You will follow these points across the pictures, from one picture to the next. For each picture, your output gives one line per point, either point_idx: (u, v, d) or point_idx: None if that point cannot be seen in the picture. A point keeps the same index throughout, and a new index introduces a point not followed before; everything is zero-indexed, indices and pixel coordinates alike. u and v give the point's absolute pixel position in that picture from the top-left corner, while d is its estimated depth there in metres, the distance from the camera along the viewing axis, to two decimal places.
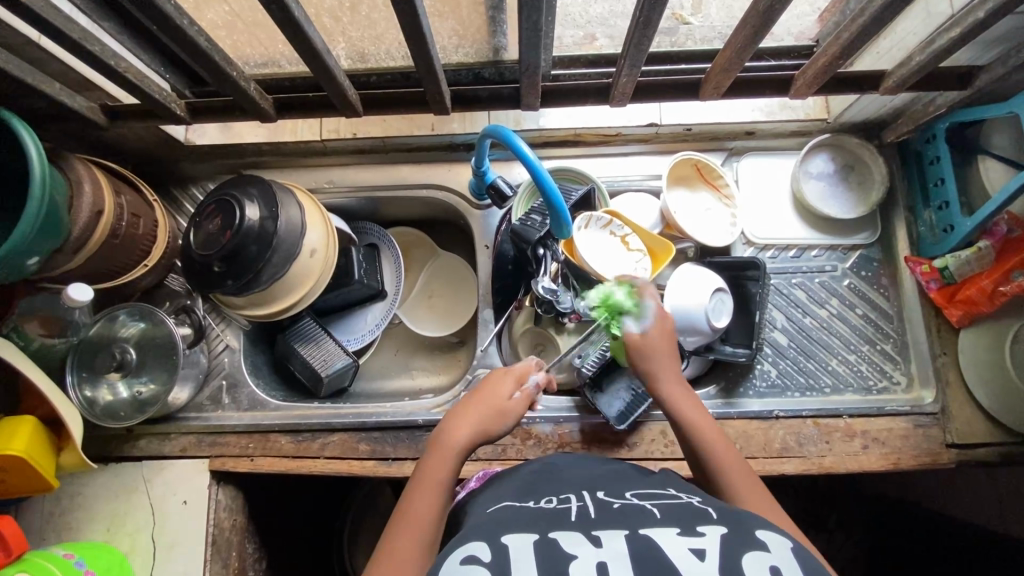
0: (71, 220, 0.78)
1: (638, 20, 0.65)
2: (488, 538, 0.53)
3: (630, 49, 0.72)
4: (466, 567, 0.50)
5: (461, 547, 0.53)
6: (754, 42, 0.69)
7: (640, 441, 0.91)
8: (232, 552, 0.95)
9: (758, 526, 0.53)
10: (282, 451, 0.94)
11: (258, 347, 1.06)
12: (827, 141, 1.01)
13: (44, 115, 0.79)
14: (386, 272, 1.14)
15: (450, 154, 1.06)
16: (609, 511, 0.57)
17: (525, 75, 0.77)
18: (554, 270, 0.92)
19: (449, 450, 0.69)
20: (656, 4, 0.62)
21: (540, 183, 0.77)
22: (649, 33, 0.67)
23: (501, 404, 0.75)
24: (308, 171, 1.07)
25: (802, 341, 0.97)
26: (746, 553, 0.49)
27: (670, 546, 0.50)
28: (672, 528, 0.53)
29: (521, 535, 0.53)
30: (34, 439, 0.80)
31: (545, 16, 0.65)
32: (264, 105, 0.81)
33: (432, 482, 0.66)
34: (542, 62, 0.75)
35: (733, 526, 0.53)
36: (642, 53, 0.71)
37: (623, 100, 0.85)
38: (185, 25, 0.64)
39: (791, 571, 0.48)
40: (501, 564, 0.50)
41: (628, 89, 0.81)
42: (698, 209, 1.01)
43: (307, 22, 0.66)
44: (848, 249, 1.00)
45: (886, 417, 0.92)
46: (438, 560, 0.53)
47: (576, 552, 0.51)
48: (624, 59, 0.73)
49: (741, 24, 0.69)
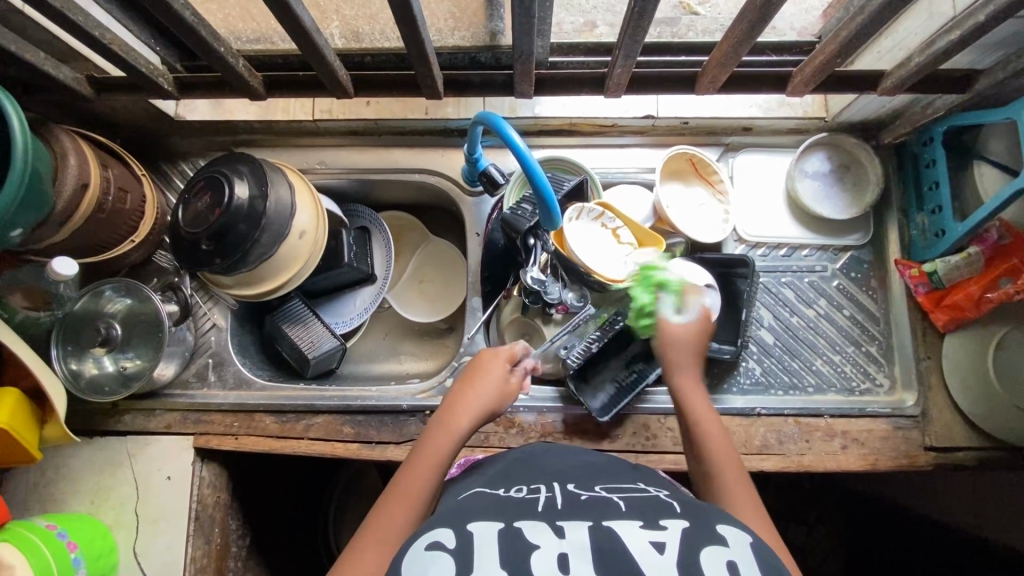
0: (55, 193, 0.78)
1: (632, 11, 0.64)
2: (454, 524, 0.54)
3: (625, 39, 0.70)
4: (430, 553, 0.51)
5: (426, 532, 0.54)
6: (752, 36, 0.68)
7: (622, 433, 0.92)
8: (215, 528, 0.96)
9: (719, 521, 0.54)
10: (266, 430, 0.95)
11: (246, 327, 1.05)
12: (823, 140, 1.00)
13: (28, 84, 0.77)
14: (377, 255, 1.14)
15: (444, 139, 1.04)
16: (577, 503, 0.58)
17: (518, 62, 0.76)
18: (543, 261, 0.93)
19: (445, 433, 0.68)
20: None
21: (530, 173, 0.76)
22: (644, 24, 0.66)
23: (501, 391, 0.73)
24: (300, 151, 1.05)
25: (788, 340, 0.98)
26: (706, 547, 0.50)
27: (631, 539, 0.51)
28: (634, 522, 0.54)
29: (487, 523, 0.54)
30: (17, 411, 0.80)
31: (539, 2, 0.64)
32: (253, 83, 0.80)
33: (426, 465, 0.65)
34: (535, 49, 0.74)
35: (694, 520, 0.54)
36: (637, 44, 0.70)
37: (619, 91, 0.83)
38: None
39: (748, 566, 0.49)
40: (463, 550, 0.51)
41: (623, 80, 0.80)
42: (691, 204, 1.00)
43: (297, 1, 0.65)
44: (839, 249, 1.00)
45: (867, 419, 0.93)
46: (405, 546, 0.54)
47: (540, 541, 0.52)
48: (619, 49, 0.72)
49: (738, 19, 0.68)
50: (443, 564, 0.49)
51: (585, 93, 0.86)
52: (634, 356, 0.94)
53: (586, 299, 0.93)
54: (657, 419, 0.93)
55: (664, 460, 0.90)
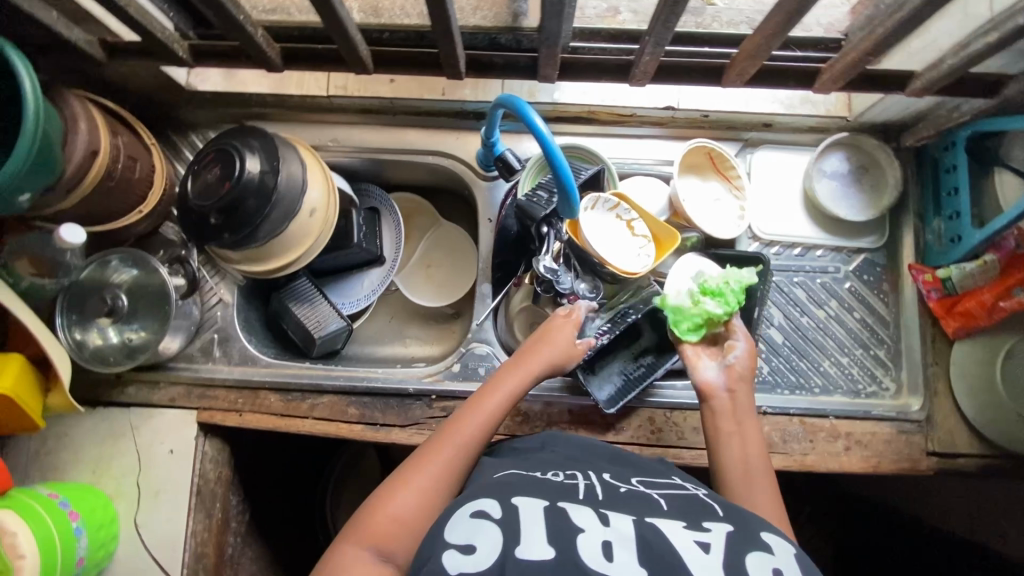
0: (64, 158, 0.76)
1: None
2: (500, 498, 0.61)
3: (655, 26, 0.69)
4: (477, 520, 0.58)
5: (474, 502, 0.61)
6: (787, 28, 0.67)
7: (628, 426, 0.92)
8: (216, 503, 0.96)
9: (763, 530, 0.59)
10: (271, 408, 0.94)
11: (251, 303, 1.04)
12: (844, 140, 0.99)
13: (40, 44, 0.75)
14: (386, 237, 1.13)
15: (459, 121, 1.02)
16: (615, 494, 0.64)
17: (544, 46, 0.74)
18: (556, 249, 0.91)
19: (509, 382, 0.79)
20: None
21: (551, 159, 0.75)
22: (677, 11, 0.65)
23: (561, 359, 0.82)
24: (311, 127, 1.03)
25: (797, 340, 0.97)
26: (749, 555, 0.56)
27: (676, 536, 0.57)
28: (677, 521, 0.60)
29: (531, 501, 0.61)
30: (21, 378, 0.79)
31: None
32: (271, 55, 0.78)
33: (488, 405, 0.76)
34: (562, 32, 0.72)
35: (737, 526, 0.59)
36: (668, 32, 0.68)
37: (643, 79, 0.82)
38: None
39: (791, 573, 0.54)
40: (509, 522, 0.58)
41: (649, 69, 0.78)
42: (707, 199, 0.99)
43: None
44: (853, 251, 0.99)
45: (871, 421, 0.94)
46: (452, 508, 0.62)
47: (584, 525, 0.58)
48: (648, 36, 0.70)
49: (773, 12, 0.66)
50: (491, 532, 0.57)
51: (606, 80, 0.85)
52: (644, 348, 0.94)
53: (598, 289, 0.92)
54: (663, 413, 0.93)
55: (668, 455, 0.91)
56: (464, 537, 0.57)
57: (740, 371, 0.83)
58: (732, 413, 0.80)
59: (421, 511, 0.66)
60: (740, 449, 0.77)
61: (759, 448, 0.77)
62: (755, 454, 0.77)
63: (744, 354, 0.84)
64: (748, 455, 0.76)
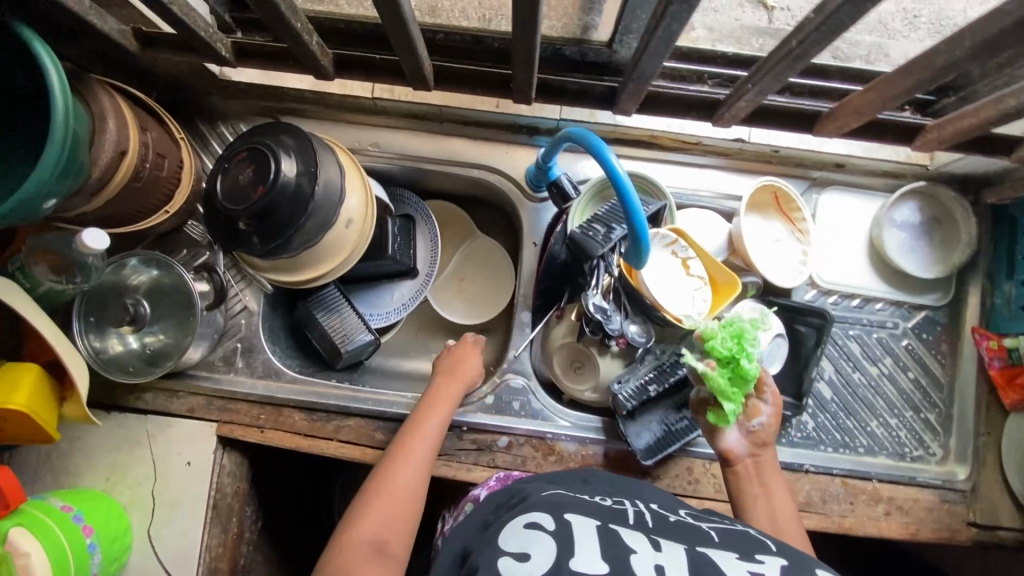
0: (91, 159, 0.69)
1: (784, 52, 0.55)
2: (552, 513, 0.59)
3: (762, 76, 0.63)
4: (530, 531, 0.56)
5: (524, 514, 0.59)
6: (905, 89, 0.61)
7: (665, 475, 0.89)
8: (232, 518, 0.93)
9: (820, 567, 0.55)
10: (294, 427, 0.90)
11: (276, 310, 0.99)
12: (919, 189, 0.92)
13: (68, 30, 0.68)
14: (420, 247, 1.07)
15: (510, 135, 0.96)
16: (666, 524, 0.61)
17: (632, 83, 0.68)
18: (605, 284, 0.85)
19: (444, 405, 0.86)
20: (825, 37, 0.54)
21: (624, 198, 0.68)
22: (793, 66, 0.58)
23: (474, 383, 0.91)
24: (351, 128, 0.96)
25: (846, 397, 0.93)
26: None
27: (729, 565, 0.53)
28: (730, 552, 0.56)
29: (583, 519, 0.58)
30: (37, 389, 0.74)
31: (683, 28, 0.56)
32: (324, 62, 0.72)
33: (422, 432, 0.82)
34: (654, 72, 0.65)
35: (793, 560, 0.55)
36: (778, 83, 0.62)
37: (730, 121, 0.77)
38: None
39: None
40: (559, 533, 0.55)
41: (742, 113, 0.72)
42: (768, 240, 0.93)
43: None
44: (914, 307, 0.94)
45: (915, 488, 0.90)
46: (503, 522, 0.59)
47: (637, 547, 0.55)
48: (749, 85, 0.64)
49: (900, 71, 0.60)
50: (543, 540, 0.54)
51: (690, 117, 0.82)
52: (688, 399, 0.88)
53: (649, 333, 0.86)
54: (702, 463, 0.89)
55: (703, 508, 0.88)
56: (517, 545, 0.54)
57: (764, 437, 0.82)
58: (756, 476, 0.81)
59: (385, 535, 0.72)
60: (768, 515, 0.76)
61: (788, 509, 0.78)
62: (784, 513, 0.77)
63: (769, 419, 0.82)
64: (777, 519, 0.76)
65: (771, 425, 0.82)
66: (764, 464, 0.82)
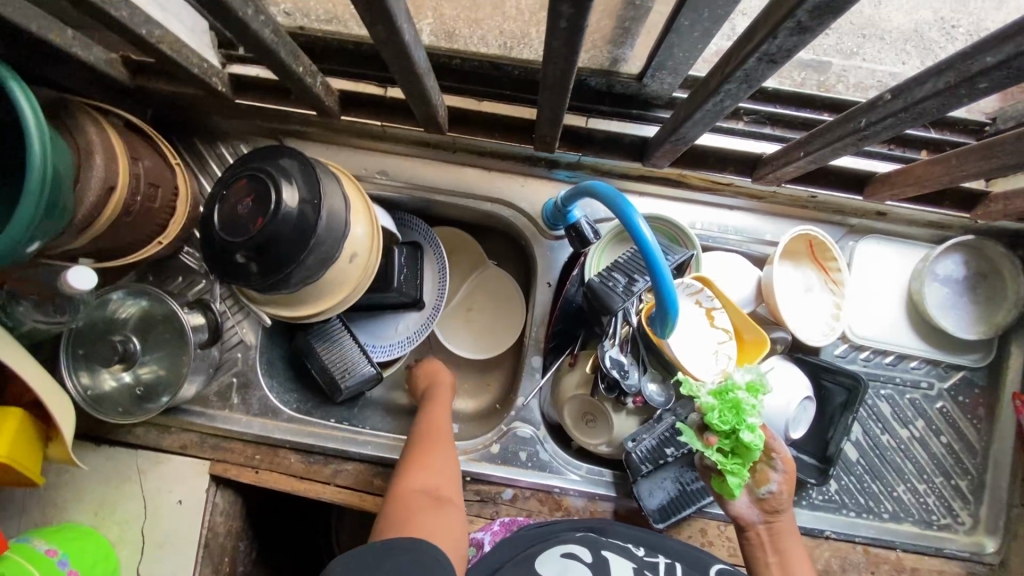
0: (76, 197, 0.64)
1: (851, 132, 0.55)
2: (587, 551, 0.65)
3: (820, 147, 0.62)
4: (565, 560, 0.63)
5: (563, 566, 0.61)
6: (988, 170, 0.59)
7: (676, 536, 0.84)
8: (224, 557, 0.89)
9: None
10: (290, 469, 0.86)
11: (275, 341, 0.95)
12: (965, 243, 0.86)
13: (51, 60, 0.63)
14: (427, 277, 1.01)
15: (527, 167, 0.89)
16: None
17: (669, 143, 0.67)
18: (623, 333, 0.79)
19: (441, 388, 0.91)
20: (895, 125, 0.53)
21: (650, 260, 0.62)
22: (856, 144, 0.58)
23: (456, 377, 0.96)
24: (359, 154, 0.91)
25: (873, 460, 0.88)
26: None
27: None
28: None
29: None
30: (20, 434, 0.71)
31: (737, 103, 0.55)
32: (329, 101, 0.67)
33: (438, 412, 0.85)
34: (698, 135, 0.65)
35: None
36: (835, 156, 0.62)
37: (774, 179, 0.78)
38: (250, 17, 0.48)
39: None
40: None
41: (788, 174, 0.72)
42: (797, 290, 0.87)
43: (406, 21, 0.49)
44: (951, 367, 0.88)
45: (940, 559, 0.85)
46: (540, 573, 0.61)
47: None
48: (805, 153, 0.64)
49: (973, 158, 0.60)
50: None
51: (729, 171, 0.82)
52: None
53: (670, 394, 0.81)
54: (717, 525, 0.85)
55: None
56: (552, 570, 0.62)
57: (777, 504, 0.72)
58: (770, 543, 0.72)
59: (436, 484, 0.73)
60: None
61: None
62: None
63: (781, 486, 0.72)
64: None
65: (786, 484, 0.72)
66: (784, 530, 0.73)
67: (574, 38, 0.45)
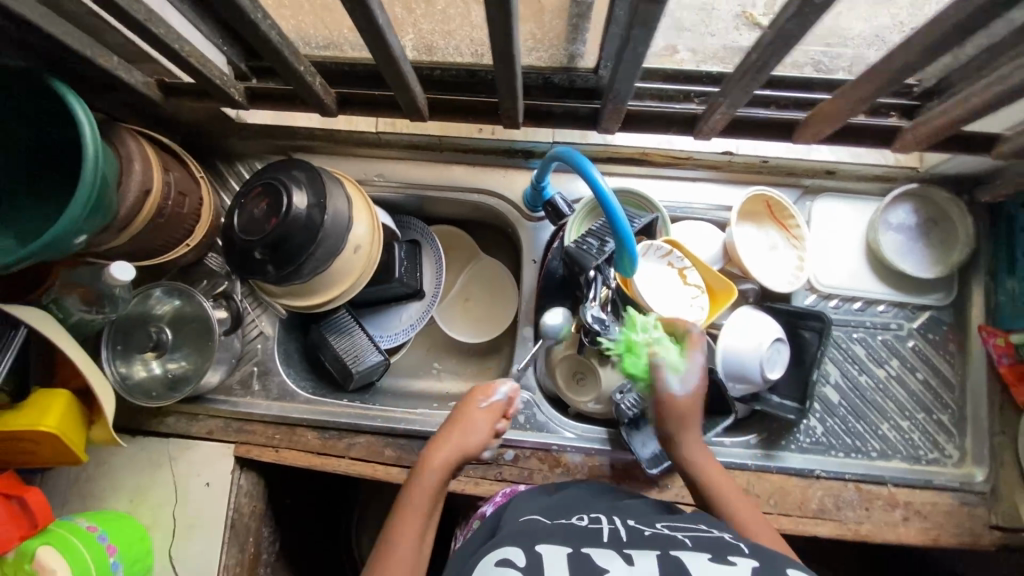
0: (119, 199, 0.76)
1: (749, 65, 0.62)
2: (523, 543, 0.66)
3: (734, 89, 0.69)
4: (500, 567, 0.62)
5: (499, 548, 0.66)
6: (877, 95, 0.66)
7: (672, 484, 0.89)
8: (249, 537, 0.95)
9: (789, 566, 0.60)
10: (307, 446, 0.94)
11: (291, 335, 1.04)
12: (912, 191, 0.93)
13: (99, 86, 0.76)
14: (426, 270, 1.11)
15: (507, 159, 1.01)
16: (638, 537, 0.67)
17: (609, 103, 0.75)
18: (603, 296, 0.87)
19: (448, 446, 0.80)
20: (778, 50, 0.59)
21: (608, 212, 0.74)
22: (759, 77, 0.65)
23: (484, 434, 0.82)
24: (358, 161, 1.03)
25: (854, 401, 0.93)
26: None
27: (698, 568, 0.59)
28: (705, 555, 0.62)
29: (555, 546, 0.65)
30: (67, 413, 0.79)
31: (650, 49, 0.62)
32: (327, 100, 0.79)
33: (413, 506, 0.75)
34: (631, 92, 0.72)
35: (764, 561, 0.60)
36: (748, 94, 0.69)
37: (710, 133, 0.82)
38: (258, 19, 0.61)
39: None
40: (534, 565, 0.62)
41: (720, 124, 0.78)
42: (763, 247, 0.95)
43: (378, 7, 0.61)
44: (918, 309, 0.94)
45: (932, 491, 0.89)
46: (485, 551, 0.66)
47: (607, 565, 0.61)
48: (723, 98, 0.71)
49: (864, 80, 0.65)
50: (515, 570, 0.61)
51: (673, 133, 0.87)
52: None
53: None
54: None
55: None
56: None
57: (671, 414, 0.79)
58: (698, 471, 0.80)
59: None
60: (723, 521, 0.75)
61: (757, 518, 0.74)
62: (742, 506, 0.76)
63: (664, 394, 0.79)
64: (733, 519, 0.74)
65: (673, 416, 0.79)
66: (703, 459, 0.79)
67: (508, 7, 0.56)
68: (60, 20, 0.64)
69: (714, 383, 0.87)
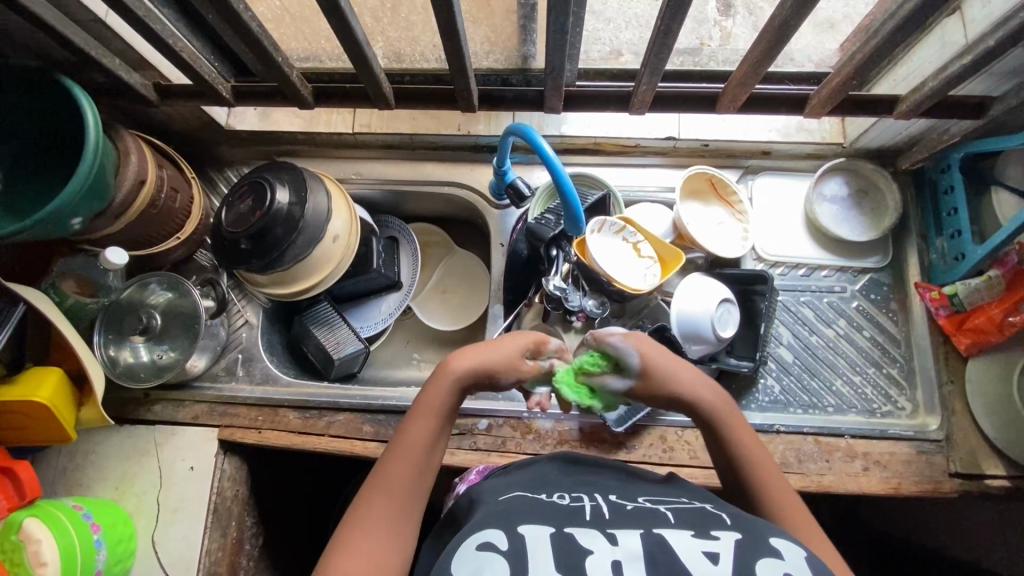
0: (115, 187, 0.84)
1: (655, 31, 0.71)
2: (504, 526, 0.54)
3: (650, 59, 0.78)
4: (481, 553, 0.51)
5: (477, 532, 0.54)
6: (772, 54, 0.73)
7: (639, 445, 0.92)
8: (231, 522, 0.96)
9: (773, 534, 0.54)
10: (289, 426, 0.97)
11: (275, 326, 1.09)
12: (840, 165, 1.02)
13: (105, 88, 0.86)
14: (404, 264, 1.18)
15: (473, 154, 1.10)
16: (622, 511, 0.58)
17: (550, 78, 0.83)
18: (565, 270, 0.95)
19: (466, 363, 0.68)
20: (676, 14, 0.68)
21: (559, 182, 0.83)
22: (666, 43, 0.74)
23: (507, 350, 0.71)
24: (338, 163, 1.12)
25: (807, 359, 0.98)
26: (760, 559, 0.51)
27: (683, 548, 0.52)
28: (685, 531, 0.55)
29: (537, 527, 0.54)
30: (58, 389, 0.83)
31: (573, 19, 0.71)
32: (304, 92, 0.88)
33: (423, 416, 0.66)
34: (567, 66, 0.81)
35: (746, 532, 0.54)
36: (662, 63, 0.77)
37: (643, 108, 0.90)
38: (241, 10, 0.71)
39: None
40: (517, 554, 0.51)
41: (648, 97, 0.86)
42: (711, 222, 1.02)
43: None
44: (859, 271, 1.01)
45: (888, 441, 0.92)
46: (451, 544, 0.54)
47: (592, 547, 0.52)
48: (644, 67, 0.79)
49: (758, 40, 0.74)
50: (498, 567, 0.50)
51: (610, 111, 0.92)
52: None
53: (605, 305, 0.96)
54: (674, 431, 0.93)
55: (680, 474, 0.90)
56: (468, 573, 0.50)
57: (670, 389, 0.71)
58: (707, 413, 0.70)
59: (399, 496, 0.62)
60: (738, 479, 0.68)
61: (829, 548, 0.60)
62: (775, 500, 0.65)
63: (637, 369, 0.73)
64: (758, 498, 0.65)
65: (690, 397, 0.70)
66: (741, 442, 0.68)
67: None
68: (70, 24, 0.74)
69: (672, 343, 0.92)
